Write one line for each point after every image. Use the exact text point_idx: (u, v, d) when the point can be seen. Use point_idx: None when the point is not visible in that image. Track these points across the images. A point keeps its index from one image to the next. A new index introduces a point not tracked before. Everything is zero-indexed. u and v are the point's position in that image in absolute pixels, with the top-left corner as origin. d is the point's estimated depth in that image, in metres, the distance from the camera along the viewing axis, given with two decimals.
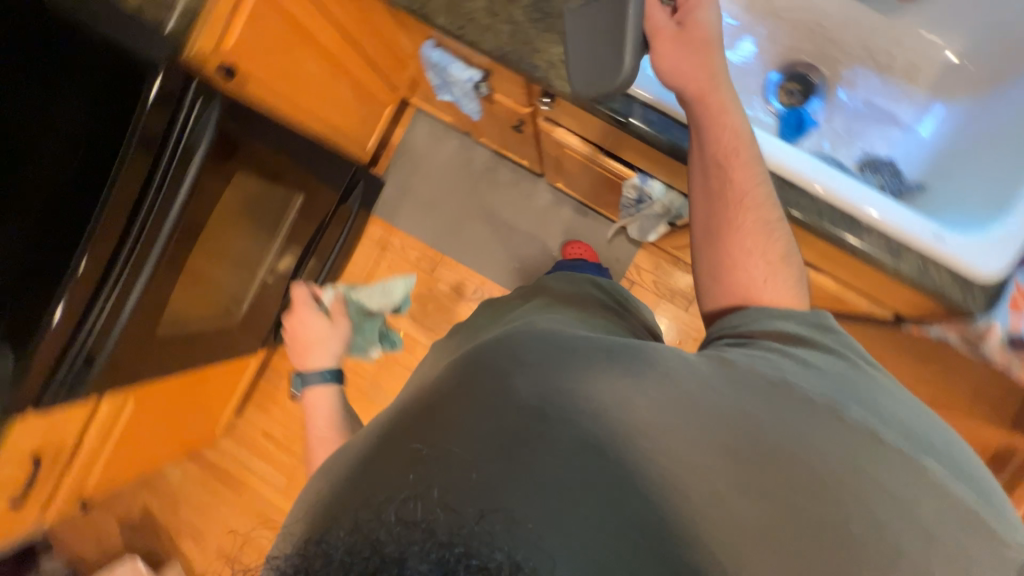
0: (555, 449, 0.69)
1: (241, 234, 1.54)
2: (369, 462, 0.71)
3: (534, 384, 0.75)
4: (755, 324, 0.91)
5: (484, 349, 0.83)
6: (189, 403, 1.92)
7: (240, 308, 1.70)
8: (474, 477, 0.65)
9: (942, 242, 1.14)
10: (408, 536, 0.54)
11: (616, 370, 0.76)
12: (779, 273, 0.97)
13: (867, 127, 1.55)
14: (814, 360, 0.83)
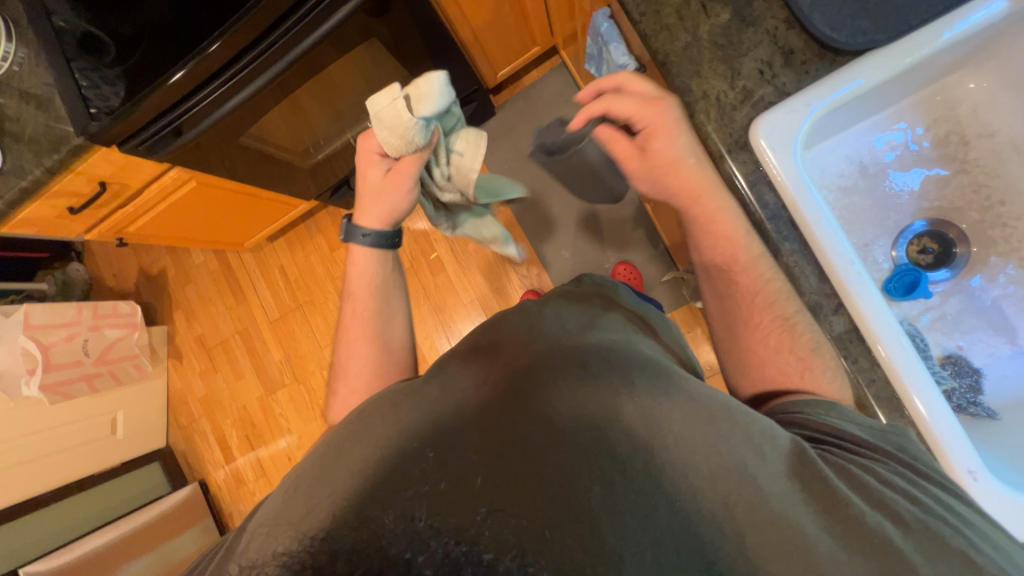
0: (682, 487, 0.40)
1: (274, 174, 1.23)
2: (359, 435, 0.44)
3: (586, 425, 0.42)
4: (819, 410, 0.48)
5: (556, 334, 0.51)
6: (204, 368, 1.72)
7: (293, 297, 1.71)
8: (582, 494, 0.38)
9: (980, 486, 0.51)
10: (459, 511, 0.35)
11: (710, 405, 0.43)
12: (823, 367, 0.52)
13: (863, 237, 0.70)
14: (907, 476, 0.42)
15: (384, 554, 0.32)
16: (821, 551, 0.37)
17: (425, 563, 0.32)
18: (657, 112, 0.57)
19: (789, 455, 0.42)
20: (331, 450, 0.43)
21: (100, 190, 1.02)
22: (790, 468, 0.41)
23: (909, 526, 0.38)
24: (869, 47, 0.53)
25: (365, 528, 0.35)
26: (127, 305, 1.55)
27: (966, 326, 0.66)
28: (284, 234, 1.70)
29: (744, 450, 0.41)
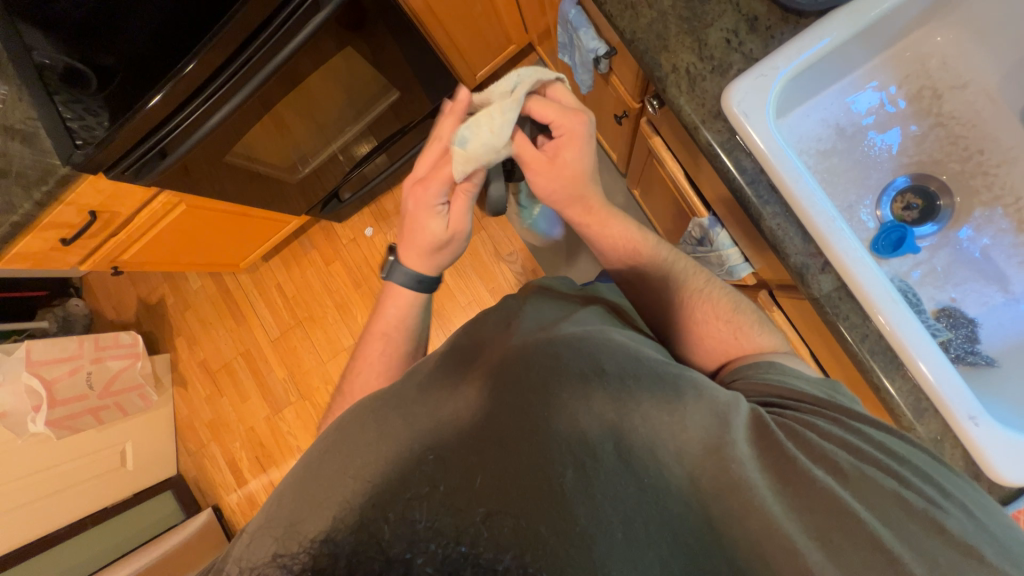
0: (653, 466, 0.40)
1: (261, 189, 1.22)
2: (358, 445, 0.41)
3: (555, 410, 0.41)
4: (763, 373, 0.52)
5: (533, 327, 0.52)
6: (210, 390, 1.73)
7: (293, 318, 1.69)
8: (555, 479, 0.37)
9: (983, 429, 0.51)
10: (458, 513, 0.34)
11: (675, 383, 0.45)
12: (752, 326, 0.59)
13: (851, 187, 0.69)
14: (849, 429, 0.44)
15: (384, 556, 0.31)
16: (778, 514, 0.38)
17: (425, 563, 0.30)
18: (572, 120, 0.57)
19: (744, 420, 0.43)
20: (325, 454, 0.41)
21: (91, 219, 1.03)
22: (746, 433, 0.42)
23: (849, 477, 0.40)
24: (830, 6, 0.54)
25: (363, 531, 0.33)
26: (127, 335, 1.56)
27: (957, 278, 0.66)
28: (279, 253, 1.70)
29: (705, 424, 0.42)
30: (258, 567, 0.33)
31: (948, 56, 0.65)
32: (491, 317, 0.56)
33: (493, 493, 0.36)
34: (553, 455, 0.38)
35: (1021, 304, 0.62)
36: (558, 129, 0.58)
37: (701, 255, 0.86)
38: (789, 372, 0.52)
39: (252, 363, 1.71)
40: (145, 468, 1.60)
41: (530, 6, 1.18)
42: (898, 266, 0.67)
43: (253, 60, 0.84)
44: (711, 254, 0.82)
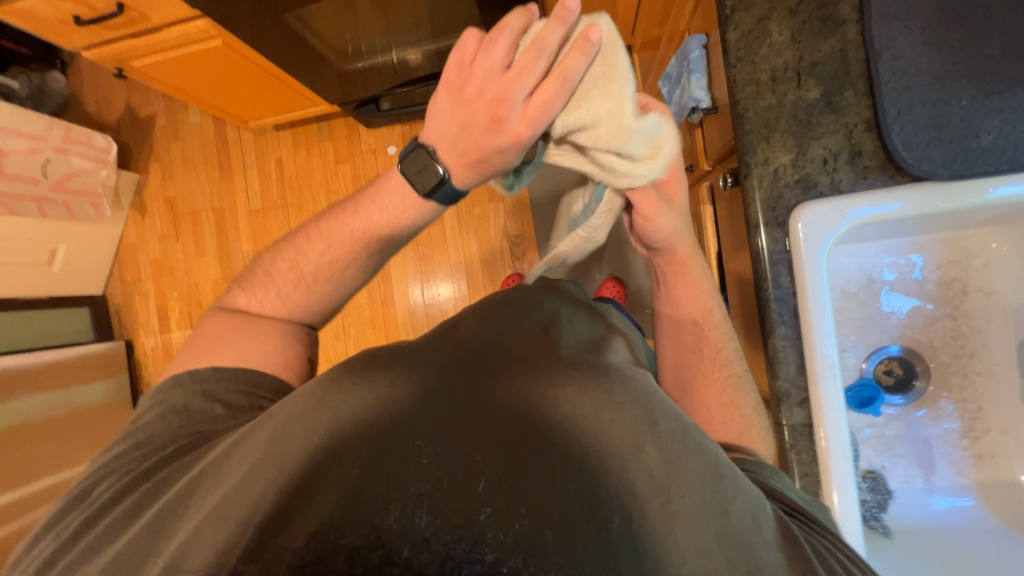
0: (696, 541, 0.37)
1: (309, 61, 1.13)
2: (366, 395, 0.42)
3: (612, 459, 0.39)
4: (769, 475, 0.48)
5: (575, 347, 0.48)
6: (168, 229, 1.64)
7: (281, 199, 1.61)
8: (600, 522, 0.37)
9: None
10: (462, 512, 0.35)
11: (717, 461, 0.41)
12: (758, 430, 0.55)
13: (850, 334, 0.72)
14: (860, 566, 0.39)
15: (385, 550, 0.33)
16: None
17: (428, 563, 0.33)
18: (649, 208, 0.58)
19: (771, 522, 0.39)
20: (317, 397, 0.43)
21: (117, 12, 0.93)
22: (777, 537, 0.38)
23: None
24: (928, 176, 0.54)
25: (368, 525, 0.35)
26: (101, 139, 1.44)
27: (896, 450, 0.71)
28: (292, 128, 1.60)
29: (743, 514, 0.38)
30: (287, 533, 0.36)
31: (991, 262, 0.68)
32: (518, 308, 0.53)
33: (500, 488, 0.36)
34: (602, 495, 0.38)
35: (933, 495, 0.70)
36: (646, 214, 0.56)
37: None
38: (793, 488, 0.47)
39: (220, 223, 1.63)
40: (72, 277, 1.51)
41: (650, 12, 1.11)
42: (853, 421, 0.72)
43: None
44: None
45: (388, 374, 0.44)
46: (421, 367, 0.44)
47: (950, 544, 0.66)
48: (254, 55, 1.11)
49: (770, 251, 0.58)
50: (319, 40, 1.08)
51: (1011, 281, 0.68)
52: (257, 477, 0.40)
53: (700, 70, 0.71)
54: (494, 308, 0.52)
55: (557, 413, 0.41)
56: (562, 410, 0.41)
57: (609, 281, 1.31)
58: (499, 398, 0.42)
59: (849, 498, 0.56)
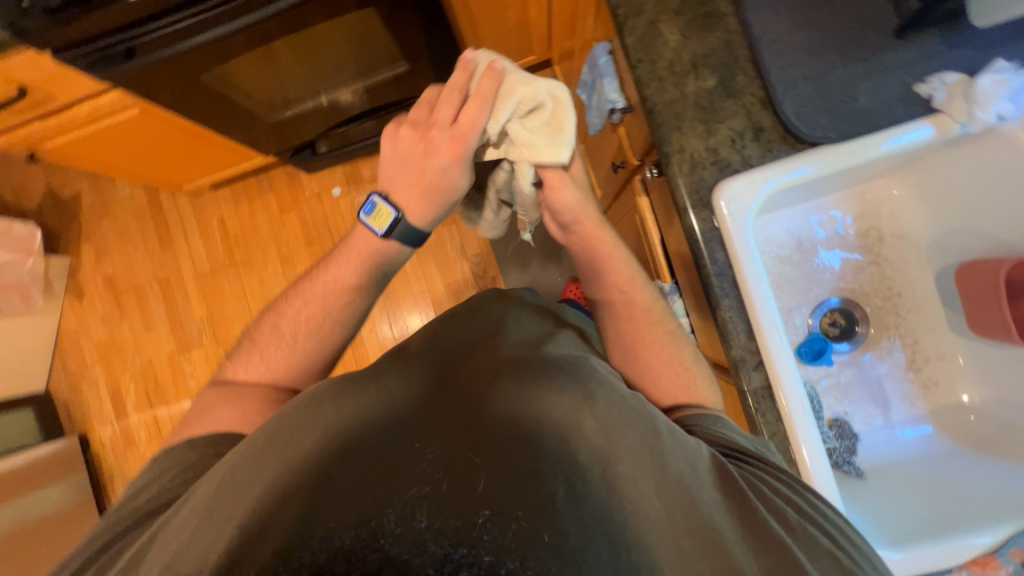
0: (632, 494, 0.40)
1: (237, 117, 1.12)
2: (334, 427, 0.43)
3: (551, 436, 0.41)
4: (711, 424, 0.52)
5: (519, 344, 0.50)
6: (111, 308, 1.55)
7: (229, 257, 1.56)
8: (548, 496, 0.38)
9: None
10: (461, 512, 0.36)
11: (653, 421, 0.44)
12: (703, 380, 0.58)
13: (793, 294, 0.77)
14: (802, 493, 0.43)
15: (386, 553, 0.34)
16: (739, 551, 0.39)
17: (426, 563, 0.33)
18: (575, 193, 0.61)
19: (706, 470, 0.43)
20: (280, 435, 0.42)
21: (20, 96, 0.89)
22: (712, 478, 0.42)
23: (797, 530, 0.40)
24: (823, 141, 0.60)
25: (365, 527, 0.36)
26: (24, 227, 1.36)
27: (855, 395, 0.76)
28: (230, 185, 1.57)
29: (681, 464, 0.42)
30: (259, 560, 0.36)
31: (897, 207, 0.75)
32: (467, 319, 0.55)
33: (499, 487, 0.38)
34: (545, 471, 0.39)
35: (895, 431, 0.74)
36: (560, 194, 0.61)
37: None
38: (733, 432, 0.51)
39: (167, 293, 1.56)
40: (9, 378, 1.40)
41: (561, 27, 1.17)
42: (811, 374, 0.76)
43: None
44: None
45: (346, 407, 0.43)
46: (377, 391, 0.45)
47: (915, 471, 0.71)
48: (178, 118, 1.09)
49: (701, 230, 0.62)
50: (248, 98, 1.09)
51: (918, 222, 0.75)
52: (216, 525, 0.39)
53: (611, 74, 0.76)
54: (451, 327, 0.53)
55: (504, 409, 0.42)
56: (517, 407, 0.43)
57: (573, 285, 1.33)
58: (464, 408, 0.43)
59: (816, 447, 0.59)
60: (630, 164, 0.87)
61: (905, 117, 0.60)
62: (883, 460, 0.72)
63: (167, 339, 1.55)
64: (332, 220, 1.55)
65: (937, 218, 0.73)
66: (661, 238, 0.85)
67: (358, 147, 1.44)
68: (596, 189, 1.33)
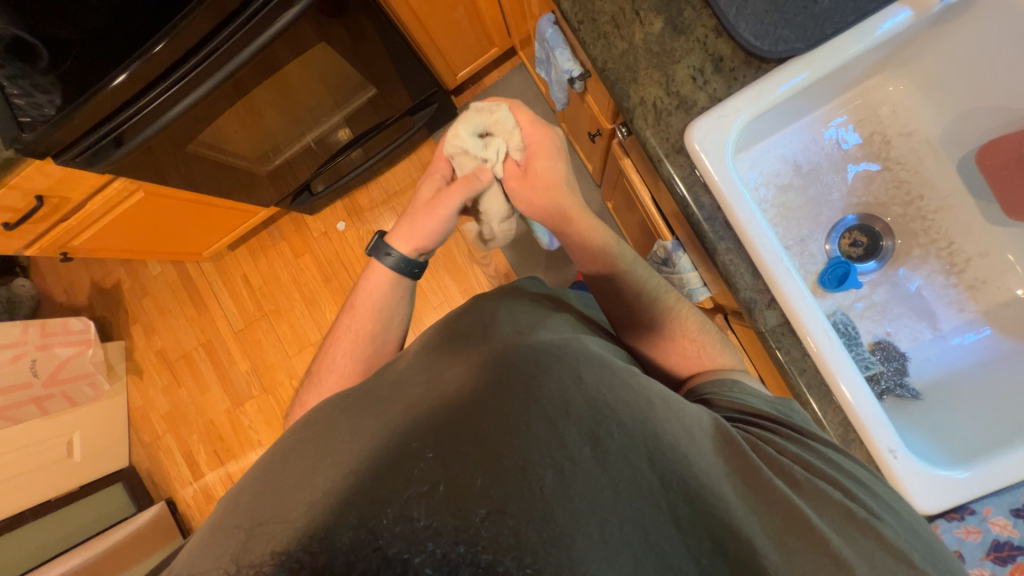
0: (627, 470, 0.36)
1: (230, 176, 1.17)
2: (329, 445, 0.38)
3: (535, 415, 0.37)
4: (727, 390, 0.51)
5: (508, 333, 0.46)
6: (168, 379, 1.67)
7: (259, 310, 1.64)
8: (533, 481, 0.34)
9: (901, 461, 0.55)
10: (460, 510, 0.32)
11: (647, 397, 0.41)
12: (712, 344, 0.58)
13: (803, 222, 0.72)
14: (812, 449, 0.43)
15: (382, 554, 0.29)
16: (737, 511, 0.37)
17: (424, 563, 0.29)
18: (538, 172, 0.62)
19: (709, 436, 0.41)
20: (279, 455, 0.39)
21: (38, 205, 0.98)
22: (712, 444, 0.40)
23: (804, 487, 0.39)
24: (790, 54, 0.56)
25: (363, 526, 0.31)
26: (78, 321, 1.47)
27: (894, 313, 0.70)
28: (246, 242, 1.65)
29: (676, 431, 0.39)
30: (254, 564, 0.30)
31: (897, 104, 0.69)
32: (457, 317, 0.52)
33: (496, 487, 0.33)
34: (531, 455, 0.35)
35: (946, 341, 0.68)
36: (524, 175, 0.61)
37: (664, 275, 0.88)
38: (750, 394, 0.51)
39: (212, 355, 1.66)
40: (95, 458, 1.52)
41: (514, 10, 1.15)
42: (840, 302, 0.71)
43: (219, 42, 0.79)
44: (673, 276, 0.85)
45: (344, 422, 0.40)
46: (389, 407, 0.40)
47: (981, 379, 0.64)
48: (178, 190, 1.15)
49: (682, 178, 0.60)
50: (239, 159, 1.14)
51: (925, 114, 0.68)
52: (202, 558, 0.32)
53: (562, 45, 0.75)
54: (450, 325, 0.51)
55: (483, 399, 0.38)
56: (503, 395, 0.38)
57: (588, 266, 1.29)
58: (458, 410, 0.38)
59: (853, 376, 0.55)
60: (605, 130, 0.85)
61: (876, 6, 0.55)
62: (939, 376, 0.66)
63: (221, 397, 1.64)
64: (343, 254, 1.60)
65: (945, 104, 0.67)
66: (653, 197, 0.82)
67: (350, 178, 1.48)
68: (587, 164, 1.30)
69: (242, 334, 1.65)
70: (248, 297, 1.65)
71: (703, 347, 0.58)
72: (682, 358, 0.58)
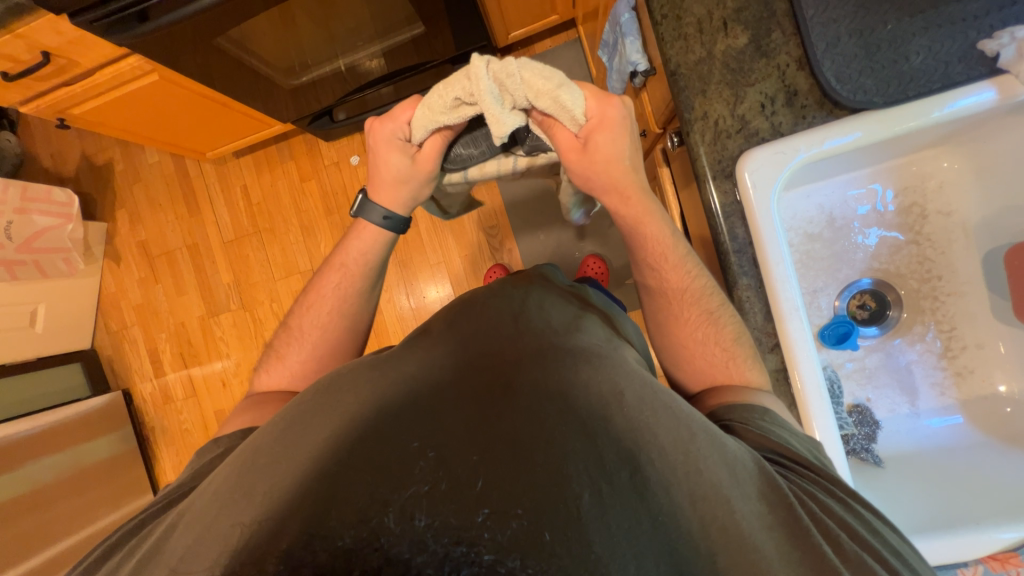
0: (666, 504, 0.37)
1: (252, 81, 1.10)
2: (339, 401, 0.43)
3: (575, 431, 0.39)
4: (756, 418, 0.48)
5: (542, 330, 0.48)
6: (146, 273, 1.63)
7: (252, 225, 1.59)
8: (571, 500, 0.35)
9: None
10: (460, 511, 0.33)
11: (690, 424, 0.41)
12: (746, 359, 0.55)
13: (820, 273, 0.72)
14: (849, 507, 0.41)
15: (384, 554, 0.31)
16: (777, 570, 0.35)
17: (425, 563, 0.30)
18: (608, 101, 0.53)
19: (751, 471, 0.40)
20: (294, 419, 0.43)
21: (43, 61, 0.91)
22: (756, 489, 0.39)
23: (849, 556, 0.36)
24: (866, 107, 0.54)
25: (365, 527, 0.33)
26: (62, 193, 1.39)
27: (879, 381, 0.72)
28: (252, 153, 1.58)
29: (718, 470, 0.39)
30: (255, 562, 0.32)
31: (947, 181, 0.68)
32: (488, 301, 0.52)
33: (501, 487, 0.35)
34: (569, 472, 0.36)
35: (920, 419, 0.70)
36: (593, 110, 0.53)
37: None
38: (775, 430, 0.47)
39: (196, 259, 1.61)
40: (57, 335, 1.49)
41: None
42: (838, 361, 0.73)
43: None
44: None
45: None
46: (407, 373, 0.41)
47: (947, 464, 0.67)
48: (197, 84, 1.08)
49: (722, 205, 0.59)
50: (263, 67, 1.08)
51: (969, 198, 0.68)
52: (205, 543, 0.35)
53: (632, 35, 0.70)
54: (475, 310, 0.51)
55: (529, 403, 0.40)
56: (542, 399, 0.40)
57: (595, 258, 1.26)
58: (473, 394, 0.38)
59: (835, 432, 0.57)
60: (652, 133, 0.83)
61: (964, 79, 0.53)
62: (905, 451, 0.69)
63: (198, 304, 1.61)
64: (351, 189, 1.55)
65: (992, 193, 0.66)
66: (680, 214, 0.81)
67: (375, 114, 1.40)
68: None
69: (230, 245, 1.60)
70: (244, 211, 1.59)
71: (730, 357, 0.55)
72: (703, 365, 0.56)
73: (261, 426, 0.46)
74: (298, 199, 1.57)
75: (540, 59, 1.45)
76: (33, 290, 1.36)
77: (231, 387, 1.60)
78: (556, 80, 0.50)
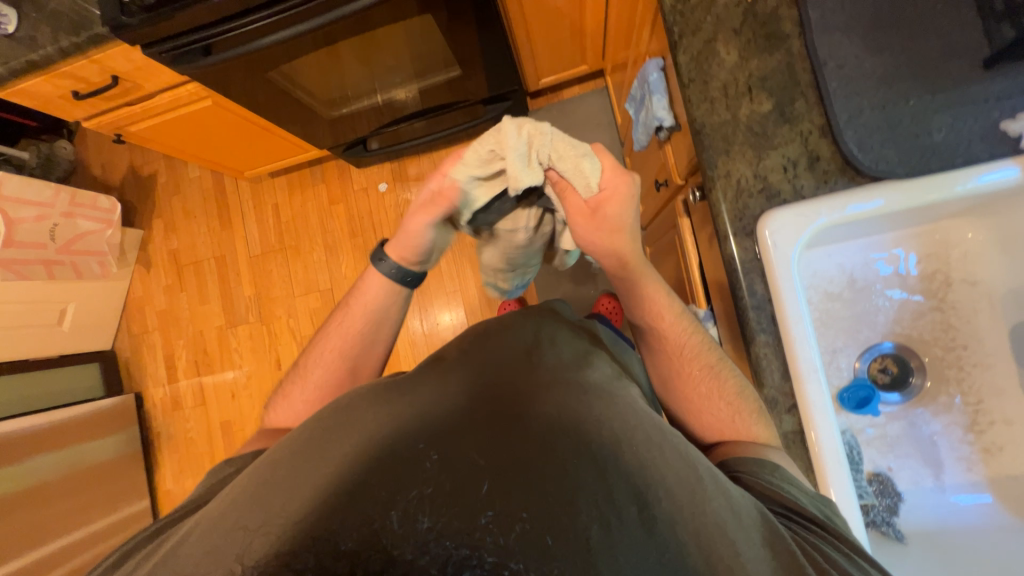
0: (676, 545, 0.36)
1: (295, 110, 1.17)
2: (350, 421, 0.44)
3: (584, 462, 0.39)
4: (765, 472, 0.48)
5: (553, 365, 0.48)
6: (173, 280, 1.69)
7: (279, 241, 1.65)
8: (582, 531, 0.35)
9: None
10: (462, 512, 0.35)
11: (692, 464, 0.41)
12: (751, 413, 0.54)
13: (841, 334, 0.72)
14: (856, 563, 0.38)
15: (386, 553, 0.34)
16: None
17: (430, 563, 0.33)
18: (622, 176, 0.56)
19: (754, 519, 0.39)
20: (308, 441, 0.43)
21: (111, 83, 0.99)
22: (760, 535, 0.38)
23: None
24: (887, 176, 0.56)
25: (368, 528, 0.35)
26: (107, 200, 1.47)
27: (902, 450, 0.69)
28: (286, 174, 1.66)
29: (721, 511, 0.38)
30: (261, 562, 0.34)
31: (971, 251, 0.68)
32: (501, 333, 0.52)
33: (502, 491, 0.37)
34: (580, 502, 0.37)
35: (946, 495, 0.67)
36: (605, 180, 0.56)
37: None
38: (780, 482, 0.47)
39: (221, 270, 1.67)
40: (82, 334, 1.54)
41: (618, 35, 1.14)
42: (858, 424, 0.71)
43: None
44: None
45: None
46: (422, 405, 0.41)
47: (972, 545, 0.64)
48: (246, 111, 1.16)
49: (742, 262, 0.59)
50: (308, 98, 1.15)
51: (995, 270, 0.67)
52: (206, 563, 0.35)
53: (661, 93, 0.74)
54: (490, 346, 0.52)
55: (540, 430, 0.40)
56: (552, 429, 0.41)
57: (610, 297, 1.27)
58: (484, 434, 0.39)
59: (856, 502, 0.55)
60: (673, 183, 0.85)
61: (986, 157, 0.54)
62: (927, 527, 0.66)
63: (218, 313, 1.65)
64: (376, 214, 1.61)
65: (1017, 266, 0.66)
66: (698, 263, 0.82)
67: (406, 146, 1.47)
68: None
69: (255, 258, 1.65)
70: (272, 228, 1.65)
71: (734, 412, 0.55)
72: (709, 420, 0.57)
73: (283, 439, 0.47)
74: (325, 219, 1.63)
75: (568, 104, 1.51)
76: (67, 289, 1.42)
77: (240, 399, 1.62)
78: (579, 150, 0.54)
